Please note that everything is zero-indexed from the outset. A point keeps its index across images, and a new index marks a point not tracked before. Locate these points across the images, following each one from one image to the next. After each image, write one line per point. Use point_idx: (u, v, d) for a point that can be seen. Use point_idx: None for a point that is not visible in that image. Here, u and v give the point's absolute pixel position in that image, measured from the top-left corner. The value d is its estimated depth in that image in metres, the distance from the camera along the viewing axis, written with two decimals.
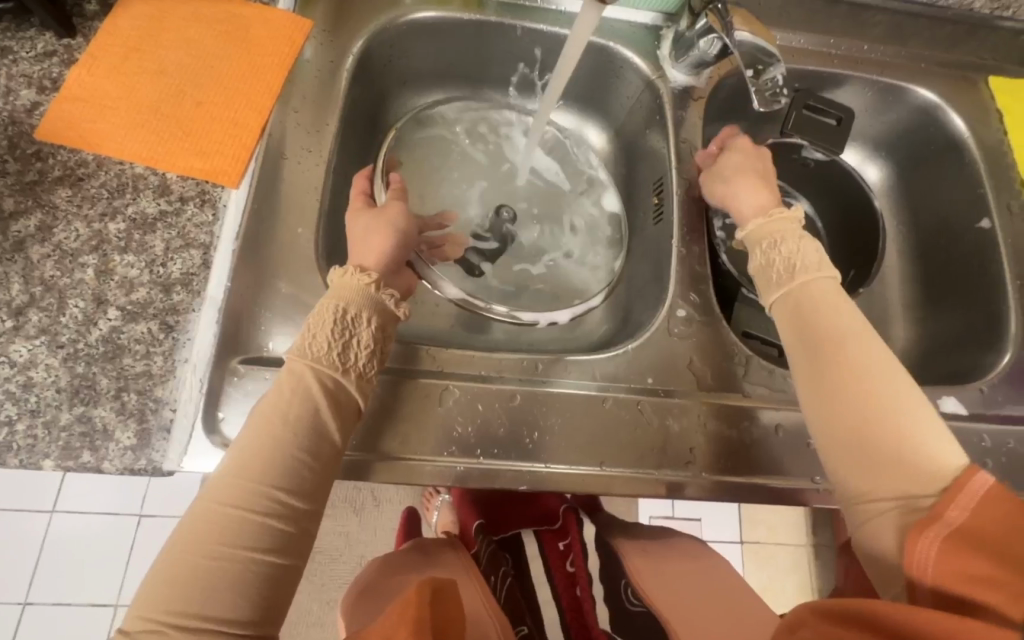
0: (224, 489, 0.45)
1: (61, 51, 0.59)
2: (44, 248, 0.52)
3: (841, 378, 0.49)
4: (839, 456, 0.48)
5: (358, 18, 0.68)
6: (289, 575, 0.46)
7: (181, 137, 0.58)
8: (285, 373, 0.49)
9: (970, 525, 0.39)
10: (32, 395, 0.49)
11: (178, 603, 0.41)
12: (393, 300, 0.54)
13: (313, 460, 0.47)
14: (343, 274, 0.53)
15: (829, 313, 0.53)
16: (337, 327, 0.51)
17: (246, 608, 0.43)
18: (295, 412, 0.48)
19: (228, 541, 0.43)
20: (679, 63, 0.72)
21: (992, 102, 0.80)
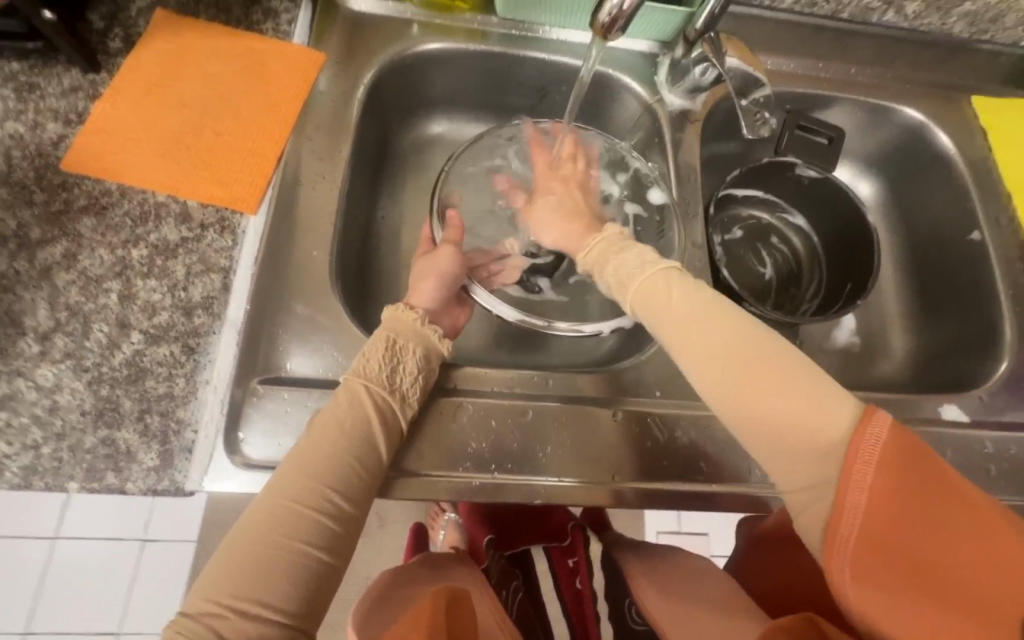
0: (285, 481, 0.47)
1: (86, 87, 0.62)
2: (70, 275, 0.54)
3: (728, 368, 0.48)
4: (761, 445, 0.47)
5: (368, 51, 0.71)
6: (333, 575, 0.46)
7: (201, 166, 0.60)
8: (341, 393, 0.51)
9: (868, 527, 0.40)
10: (57, 419, 0.50)
11: (239, 588, 0.43)
12: (438, 334, 0.57)
13: (366, 465, 0.49)
14: (392, 307, 0.58)
15: (694, 311, 0.51)
16: (387, 353, 0.54)
17: (296, 601, 0.44)
18: (349, 419, 0.50)
19: (287, 532, 0.45)
20: (675, 89, 0.74)
21: (976, 121, 0.83)
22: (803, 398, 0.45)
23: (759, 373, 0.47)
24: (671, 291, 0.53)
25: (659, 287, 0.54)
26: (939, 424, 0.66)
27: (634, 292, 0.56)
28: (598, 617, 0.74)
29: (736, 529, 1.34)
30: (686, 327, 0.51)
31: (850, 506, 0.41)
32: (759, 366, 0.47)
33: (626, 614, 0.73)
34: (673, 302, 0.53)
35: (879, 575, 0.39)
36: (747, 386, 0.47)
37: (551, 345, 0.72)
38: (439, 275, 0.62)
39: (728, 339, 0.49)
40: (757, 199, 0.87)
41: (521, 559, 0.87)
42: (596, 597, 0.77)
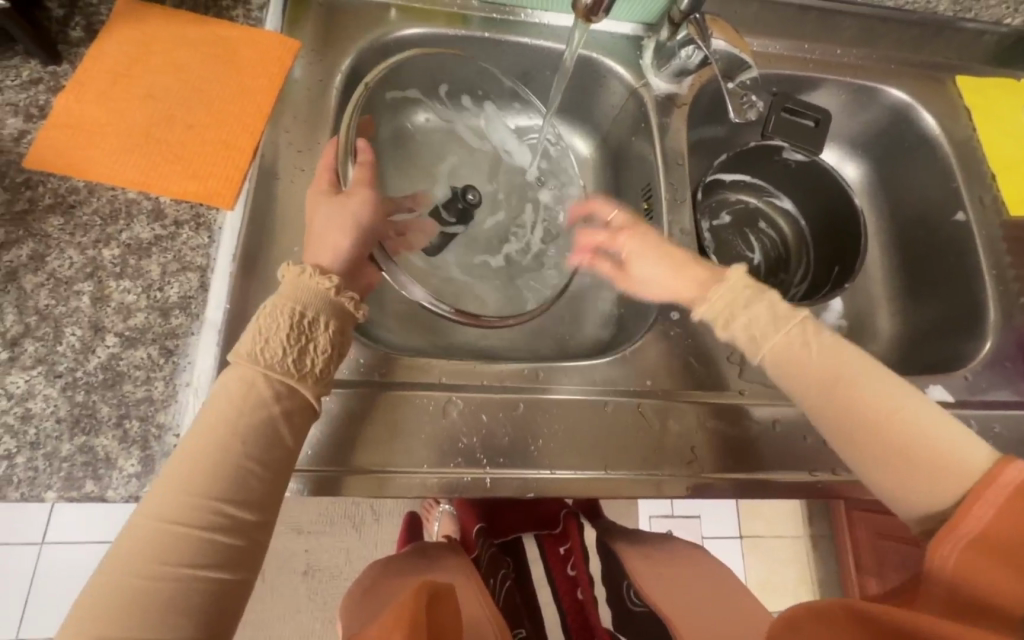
0: (161, 502, 0.43)
1: (47, 79, 0.59)
2: (38, 277, 0.52)
3: (853, 406, 0.50)
4: (894, 488, 0.48)
5: (344, 37, 0.69)
6: (237, 590, 0.44)
7: (173, 161, 0.58)
8: (234, 382, 0.47)
9: (991, 530, 0.40)
10: (31, 427, 0.48)
11: (117, 629, 0.40)
12: (353, 301, 0.53)
13: (261, 466, 0.46)
14: (294, 271, 0.51)
15: (820, 352, 0.53)
16: (293, 331, 0.49)
17: (190, 628, 0.41)
18: (243, 420, 0.46)
19: (171, 558, 0.42)
20: (660, 72, 0.73)
21: (960, 100, 0.83)
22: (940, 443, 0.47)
23: (893, 414, 0.49)
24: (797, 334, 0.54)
25: (790, 341, 0.53)
26: None
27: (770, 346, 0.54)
28: (596, 599, 0.73)
29: (729, 512, 1.34)
30: (812, 369, 0.52)
31: (974, 514, 0.41)
32: (885, 408, 0.49)
33: (624, 593, 0.72)
34: (814, 353, 0.53)
35: (992, 580, 0.39)
36: (882, 435, 0.49)
37: (538, 336, 0.71)
38: (355, 229, 0.57)
39: (869, 392, 0.50)
40: (744, 183, 0.87)
41: (512, 547, 0.83)
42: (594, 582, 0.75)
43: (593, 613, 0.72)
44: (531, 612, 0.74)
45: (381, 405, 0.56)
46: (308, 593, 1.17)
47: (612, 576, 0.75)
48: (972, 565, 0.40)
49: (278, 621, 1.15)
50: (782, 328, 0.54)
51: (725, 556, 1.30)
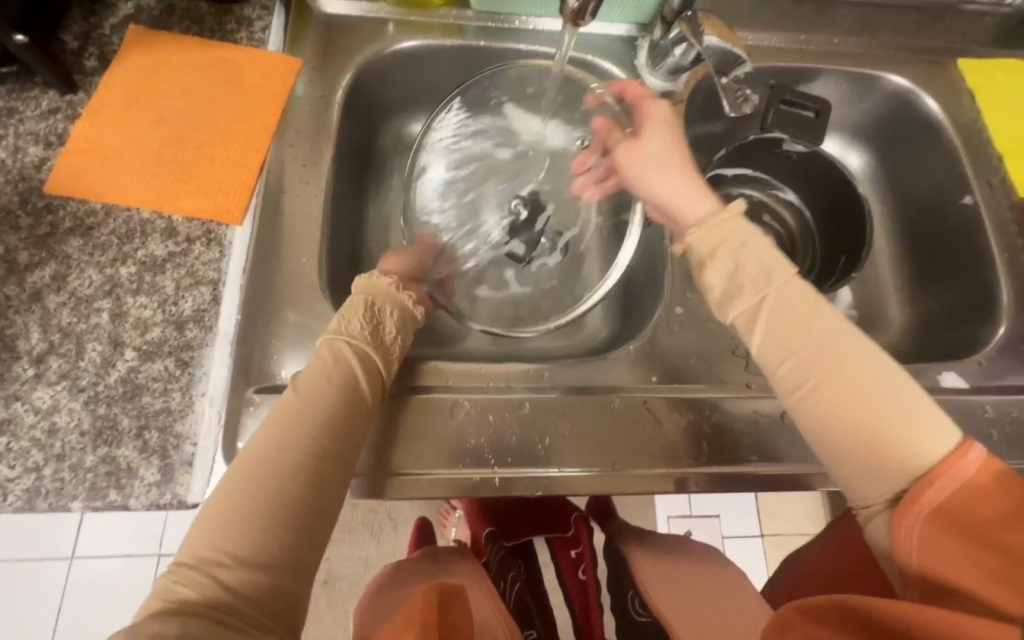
0: (275, 432, 0.47)
1: (64, 108, 0.62)
2: (60, 297, 0.54)
3: (833, 386, 0.48)
4: (846, 471, 0.47)
5: (344, 53, 0.70)
6: (325, 523, 0.46)
7: (184, 181, 0.60)
8: (324, 350, 0.53)
9: (953, 504, 0.40)
10: (57, 440, 0.50)
11: (230, 540, 0.42)
12: (412, 299, 0.60)
13: (353, 412, 0.50)
14: (369, 276, 0.60)
15: (809, 330, 0.50)
16: (367, 314, 0.56)
17: (285, 551, 0.43)
18: (334, 371, 0.51)
19: (279, 481, 0.44)
20: (655, 71, 0.73)
21: (963, 84, 0.82)
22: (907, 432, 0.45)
23: (866, 400, 0.46)
24: (785, 310, 0.52)
25: (782, 309, 0.51)
26: (940, 393, 0.65)
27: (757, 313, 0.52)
28: (600, 605, 0.79)
29: (748, 509, 1.33)
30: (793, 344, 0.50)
31: (935, 486, 0.41)
32: (860, 393, 0.47)
33: (630, 603, 0.74)
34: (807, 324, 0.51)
35: (959, 551, 0.39)
36: (847, 418, 0.47)
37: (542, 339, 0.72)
38: None
39: (852, 372, 0.48)
40: (746, 177, 0.87)
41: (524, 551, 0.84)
42: (600, 589, 0.81)
43: (598, 619, 0.78)
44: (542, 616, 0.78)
45: (388, 409, 0.57)
46: (330, 600, 1.19)
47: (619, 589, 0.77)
48: (940, 538, 0.40)
49: None
50: (767, 302, 0.52)
51: (746, 555, 1.28)
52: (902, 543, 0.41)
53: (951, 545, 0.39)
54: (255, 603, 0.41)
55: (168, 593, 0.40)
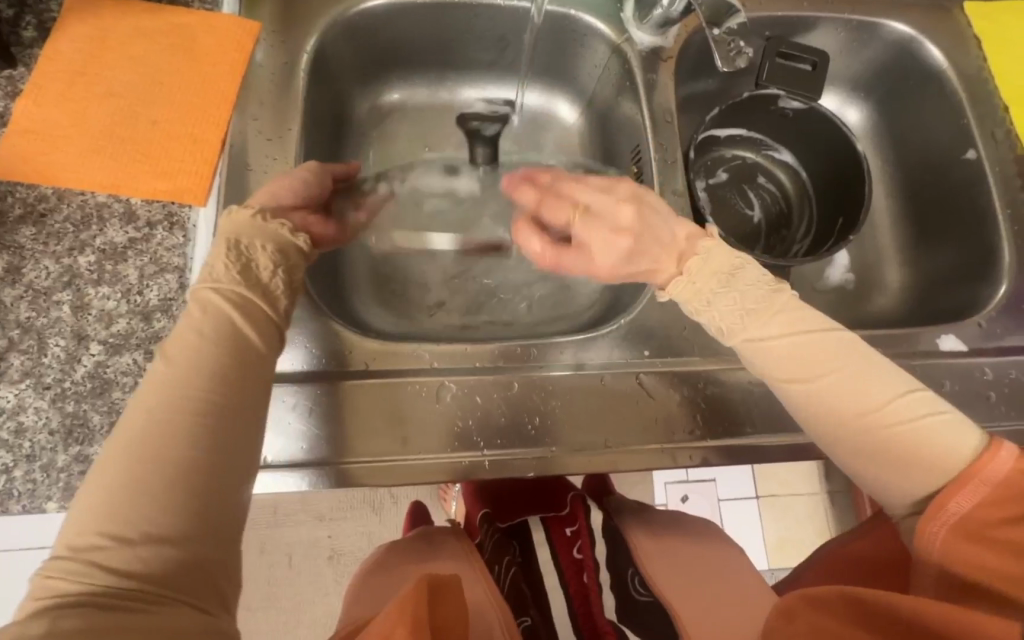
0: (150, 395, 0.41)
1: (4, 84, 0.57)
2: (16, 290, 0.51)
3: (851, 401, 0.48)
4: (871, 482, 0.49)
5: (306, 14, 0.65)
6: (230, 485, 0.40)
7: (140, 161, 0.56)
8: (192, 305, 0.46)
9: (976, 509, 0.42)
10: (25, 441, 0.48)
11: (115, 516, 0.36)
12: (288, 228, 0.52)
13: (244, 364, 0.45)
14: (241, 215, 0.51)
15: (818, 346, 0.51)
16: (233, 255, 0.49)
17: (187, 519, 0.37)
18: (210, 323, 0.45)
19: (165, 445, 0.39)
20: (643, 24, 0.68)
21: (969, 28, 0.78)
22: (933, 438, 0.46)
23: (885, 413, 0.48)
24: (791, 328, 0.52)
25: (798, 318, 0.52)
26: (939, 356, 0.64)
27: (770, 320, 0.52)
28: (600, 586, 0.72)
29: (744, 473, 1.34)
30: (808, 363, 0.50)
31: (962, 492, 0.42)
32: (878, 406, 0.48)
33: (629, 582, 0.70)
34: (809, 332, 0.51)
35: (981, 554, 0.41)
36: (868, 429, 0.48)
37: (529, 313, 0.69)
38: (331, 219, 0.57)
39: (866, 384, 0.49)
40: (740, 138, 0.83)
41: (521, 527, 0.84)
42: (599, 568, 0.74)
43: (597, 601, 0.70)
44: (537, 599, 0.73)
45: (371, 394, 0.55)
46: (334, 577, 1.20)
47: (617, 566, 0.74)
48: (962, 541, 0.42)
49: (307, 605, 1.18)
50: (776, 312, 0.53)
51: (743, 517, 1.30)
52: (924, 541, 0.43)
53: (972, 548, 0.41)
54: (164, 578, 0.36)
55: (54, 590, 0.35)
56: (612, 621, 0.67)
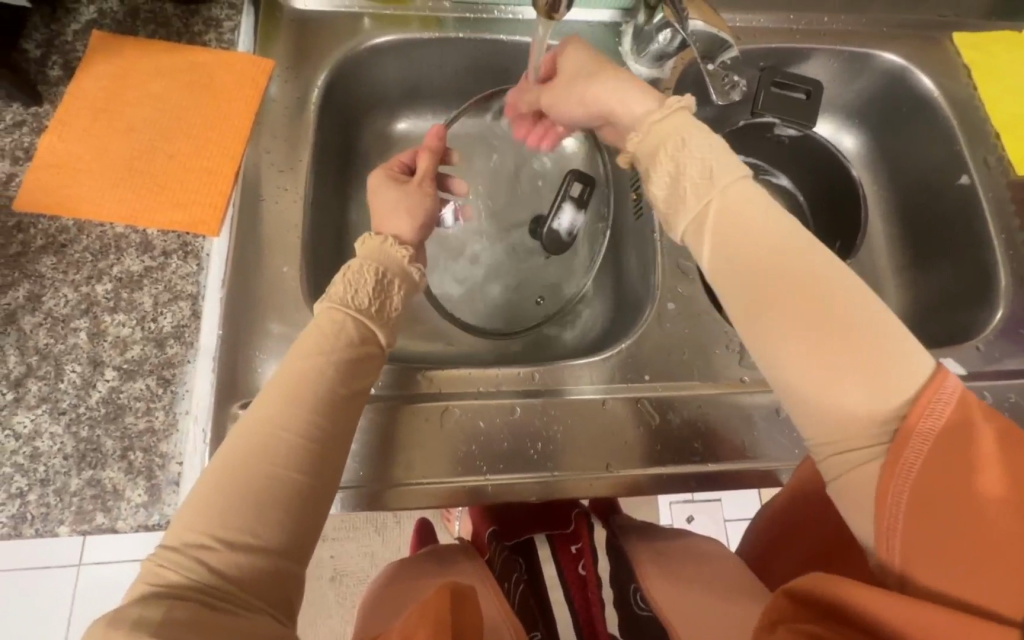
0: (275, 412, 0.45)
1: (30, 120, 0.60)
2: (36, 318, 0.53)
3: (794, 302, 0.44)
4: (805, 413, 0.44)
5: (317, 52, 0.68)
6: (320, 506, 0.45)
7: (158, 193, 0.58)
8: (325, 319, 0.50)
9: (932, 463, 0.38)
10: (40, 465, 0.50)
11: (228, 519, 0.41)
12: (420, 274, 0.57)
13: (352, 401, 0.49)
14: (375, 239, 0.56)
15: (774, 253, 0.46)
16: (375, 287, 0.53)
17: (281, 535, 0.42)
18: (333, 347, 0.49)
19: (277, 461, 0.43)
20: (640, 58, 0.71)
21: (959, 59, 0.80)
22: (874, 369, 0.41)
23: (833, 324, 0.42)
24: (746, 231, 0.47)
25: (754, 214, 0.48)
26: None
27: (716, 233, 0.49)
28: (603, 600, 0.73)
29: (749, 493, 1.33)
30: (757, 267, 0.46)
31: (914, 447, 0.39)
32: (837, 314, 0.43)
33: (630, 598, 0.70)
34: (758, 232, 0.47)
35: (950, 524, 0.37)
36: (811, 334, 0.43)
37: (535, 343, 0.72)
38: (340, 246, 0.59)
39: (820, 291, 0.44)
40: (738, 164, 0.85)
41: (526, 548, 0.84)
42: (602, 583, 0.74)
43: (598, 614, 0.71)
44: (547, 616, 0.73)
45: (376, 418, 0.56)
46: (336, 599, 1.19)
47: (620, 581, 0.73)
48: (929, 499, 0.38)
49: (310, 627, 1.17)
50: (722, 192, 0.49)
51: None
52: (887, 504, 0.39)
53: (942, 509, 0.37)
54: (251, 587, 0.40)
55: (157, 579, 0.39)
56: (612, 634, 0.69)
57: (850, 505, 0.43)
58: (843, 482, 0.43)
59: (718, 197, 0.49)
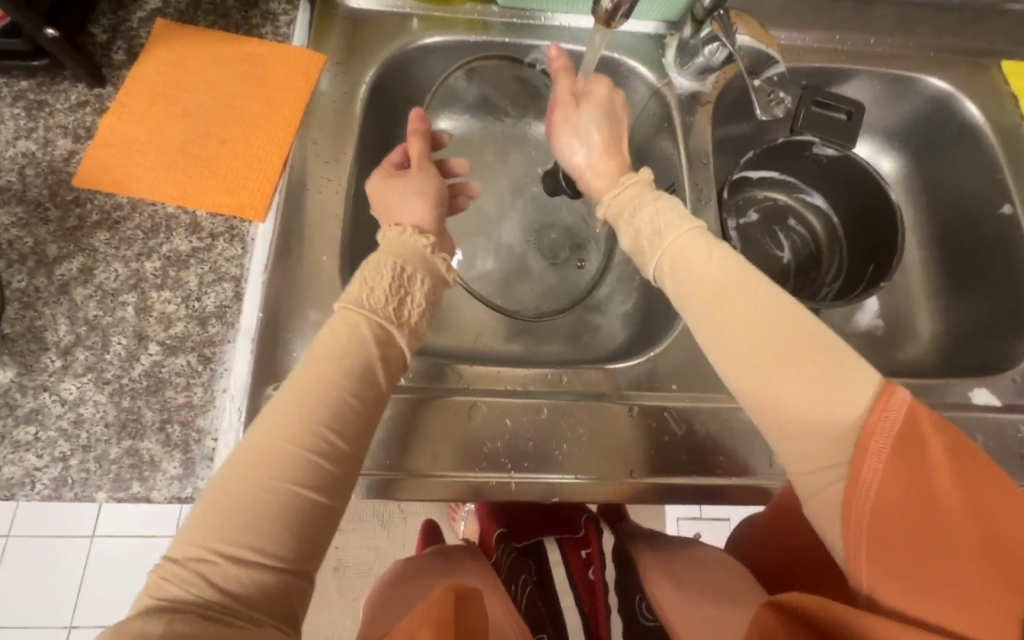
0: (277, 425, 0.45)
1: (93, 101, 0.62)
2: (87, 290, 0.55)
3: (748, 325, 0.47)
4: (776, 431, 0.46)
5: (367, 49, 0.70)
6: (328, 518, 0.45)
7: (208, 177, 0.60)
8: (339, 323, 0.51)
9: (884, 479, 0.39)
10: (82, 431, 0.51)
11: (230, 531, 0.41)
12: (445, 265, 0.58)
13: (365, 409, 0.49)
14: (393, 233, 0.57)
15: (726, 281, 0.50)
16: (394, 283, 0.54)
17: (288, 548, 0.43)
18: (347, 360, 0.49)
19: (277, 474, 0.43)
20: (683, 70, 0.72)
21: (1006, 86, 0.79)
22: (822, 388, 0.43)
23: (787, 347, 0.45)
24: (701, 259, 0.52)
25: (705, 246, 0.53)
26: (969, 409, 0.64)
27: (679, 264, 0.53)
28: (608, 609, 0.75)
29: None
30: (714, 293, 0.50)
31: (869, 464, 0.40)
32: (789, 338, 0.46)
33: (636, 608, 0.72)
34: (711, 262, 0.51)
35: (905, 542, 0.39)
36: (765, 357, 0.46)
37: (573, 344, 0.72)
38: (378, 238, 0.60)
39: (770, 316, 0.47)
40: (773, 180, 0.85)
41: (535, 550, 0.84)
42: (608, 588, 0.77)
43: (604, 623, 0.74)
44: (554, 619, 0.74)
45: (404, 409, 0.57)
46: (339, 589, 1.20)
47: (626, 589, 0.74)
48: (891, 520, 0.39)
49: (312, 615, 1.18)
50: (677, 229, 0.54)
51: None
52: (852, 525, 0.40)
53: (901, 527, 0.39)
54: (257, 603, 0.41)
55: (160, 592, 0.40)
56: None
57: (825, 530, 0.44)
58: (813, 505, 0.44)
59: (672, 234, 0.54)
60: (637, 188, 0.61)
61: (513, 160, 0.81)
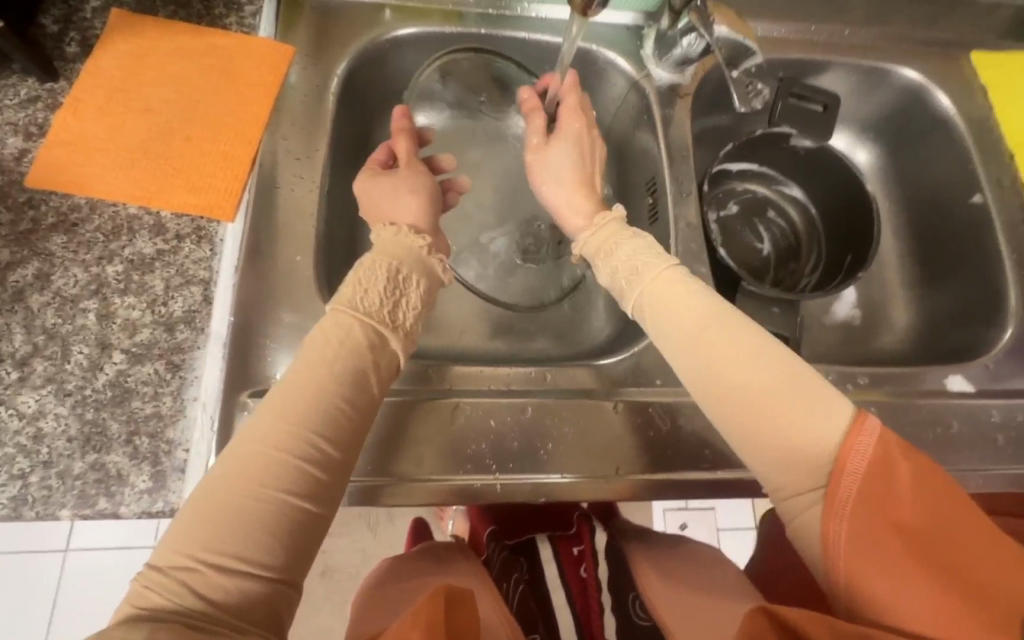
0: (265, 430, 0.43)
1: (45, 96, 0.59)
2: (43, 296, 0.52)
3: (729, 359, 0.48)
4: (756, 459, 0.47)
5: (337, 41, 0.67)
6: (318, 525, 0.44)
7: (172, 175, 0.58)
8: (332, 323, 0.49)
9: (860, 495, 0.42)
10: (43, 447, 0.49)
11: (215, 540, 0.40)
12: (440, 266, 0.57)
13: (356, 414, 0.47)
14: (388, 232, 0.56)
15: (705, 314, 0.51)
16: (390, 286, 0.52)
17: (277, 555, 0.41)
18: (340, 363, 0.47)
19: (267, 480, 0.42)
20: (662, 63, 0.71)
21: (976, 77, 0.80)
22: (799, 418, 0.45)
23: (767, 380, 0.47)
24: (678, 292, 0.53)
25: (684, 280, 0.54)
26: (945, 396, 0.65)
27: (650, 300, 0.54)
28: (601, 608, 0.76)
29: (743, 503, 1.33)
30: (694, 327, 0.51)
31: (844, 485, 0.43)
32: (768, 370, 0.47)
33: (630, 606, 0.75)
34: (689, 295, 0.52)
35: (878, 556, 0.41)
36: (747, 391, 0.47)
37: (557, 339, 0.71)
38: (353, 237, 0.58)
39: (749, 348, 0.48)
40: (752, 173, 0.85)
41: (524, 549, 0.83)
42: (601, 588, 0.78)
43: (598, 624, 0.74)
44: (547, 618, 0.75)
45: (386, 413, 0.56)
46: (327, 594, 1.18)
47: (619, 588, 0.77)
48: (866, 536, 0.41)
49: (300, 621, 1.16)
50: (655, 263, 0.55)
51: (741, 548, 1.29)
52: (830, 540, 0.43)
53: (878, 542, 0.41)
54: (244, 613, 0.39)
55: (144, 601, 0.38)
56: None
57: (800, 542, 0.47)
58: (795, 524, 0.46)
59: (649, 270, 0.55)
60: (612, 226, 0.60)
61: (492, 155, 0.79)
